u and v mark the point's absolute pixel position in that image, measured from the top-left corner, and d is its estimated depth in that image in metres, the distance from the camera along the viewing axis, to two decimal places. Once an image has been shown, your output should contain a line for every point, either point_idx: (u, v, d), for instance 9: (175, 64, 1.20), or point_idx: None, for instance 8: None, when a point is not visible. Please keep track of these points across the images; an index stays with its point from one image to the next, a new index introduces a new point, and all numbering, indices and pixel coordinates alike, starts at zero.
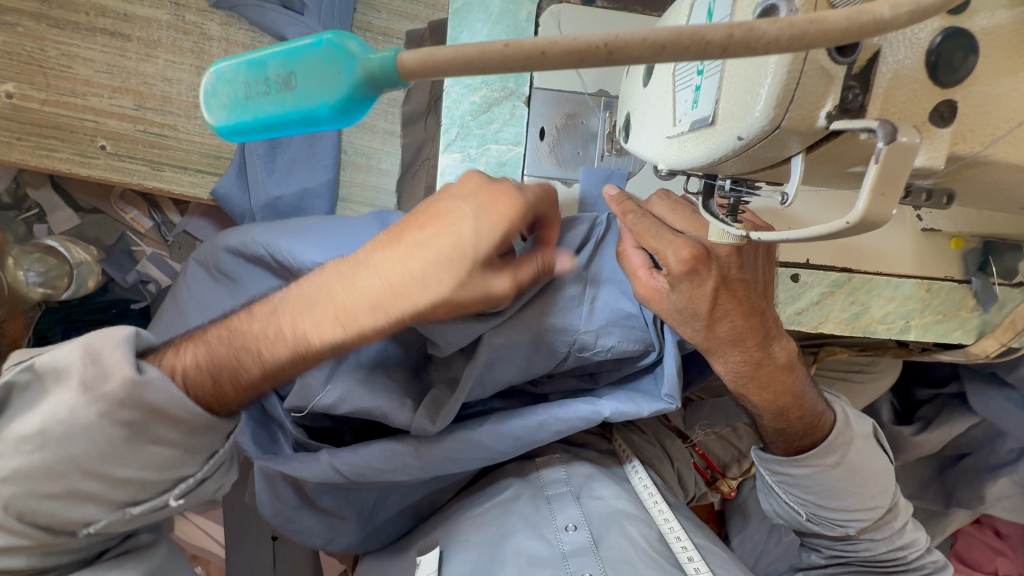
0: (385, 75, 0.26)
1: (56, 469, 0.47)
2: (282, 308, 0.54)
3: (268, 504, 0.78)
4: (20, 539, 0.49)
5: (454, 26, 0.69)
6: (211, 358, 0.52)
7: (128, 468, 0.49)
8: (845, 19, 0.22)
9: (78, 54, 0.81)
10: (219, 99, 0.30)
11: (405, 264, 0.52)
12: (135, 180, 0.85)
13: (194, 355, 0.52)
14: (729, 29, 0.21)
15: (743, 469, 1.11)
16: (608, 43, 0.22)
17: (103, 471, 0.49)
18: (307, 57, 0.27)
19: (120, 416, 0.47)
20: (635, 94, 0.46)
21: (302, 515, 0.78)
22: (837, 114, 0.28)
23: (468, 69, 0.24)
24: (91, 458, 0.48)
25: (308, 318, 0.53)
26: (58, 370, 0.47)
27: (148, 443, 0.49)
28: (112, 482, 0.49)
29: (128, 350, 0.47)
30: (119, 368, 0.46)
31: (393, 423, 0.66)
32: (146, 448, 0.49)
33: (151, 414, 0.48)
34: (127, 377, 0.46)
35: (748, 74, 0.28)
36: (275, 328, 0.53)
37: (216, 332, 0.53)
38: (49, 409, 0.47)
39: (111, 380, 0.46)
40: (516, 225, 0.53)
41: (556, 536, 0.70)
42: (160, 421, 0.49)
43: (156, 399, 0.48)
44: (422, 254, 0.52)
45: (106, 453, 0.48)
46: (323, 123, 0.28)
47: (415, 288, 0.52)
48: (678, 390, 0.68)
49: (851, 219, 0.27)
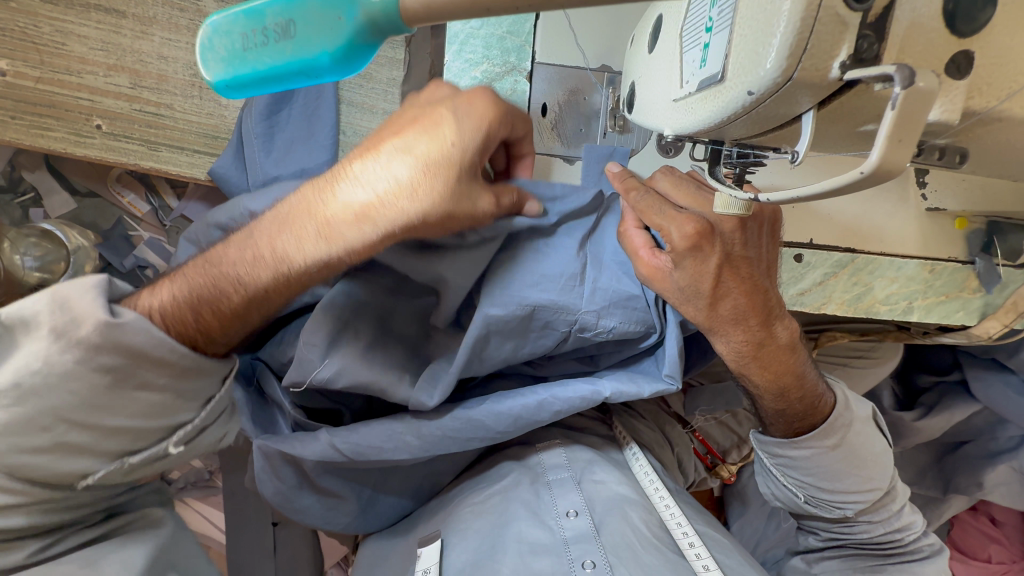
0: (388, 19, 0.26)
1: (40, 422, 0.46)
2: (255, 231, 0.53)
3: (267, 483, 0.77)
4: (13, 497, 0.48)
5: None
6: (191, 288, 0.52)
7: (118, 416, 0.49)
8: None
9: (72, 30, 0.79)
10: (216, 53, 0.29)
11: (375, 170, 0.51)
12: (132, 160, 0.84)
13: (174, 289, 0.52)
14: None
15: (742, 455, 1.11)
16: None
17: (88, 421, 0.48)
18: (306, 4, 0.26)
19: (100, 362, 0.47)
20: (640, 61, 0.45)
21: (303, 497, 0.78)
22: (851, 64, 0.27)
23: (476, 12, 0.23)
24: (74, 408, 0.47)
25: (286, 236, 0.52)
26: (25, 320, 0.45)
27: (134, 389, 0.49)
28: (103, 433, 0.49)
29: (100, 295, 0.46)
30: (92, 313, 0.45)
31: (391, 398, 0.66)
32: (133, 394, 0.50)
33: (134, 359, 0.48)
34: (101, 320, 0.46)
35: (760, 24, 0.28)
36: (252, 247, 0.53)
37: (194, 264, 0.54)
38: (21, 359, 0.45)
39: (84, 325, 0.45)
40: (494, 128, 0.53)
41: (556, 522, 0.70)
42: (145, 366, 0.49)
43: (134, 340, 0.47)
44: (391, 160, 0.51)
45: (86, 403, 0.48)
46: (324, 73, 0.28)
47: (391, 193, 0.51)
48: (679, 371, 0.67)
49: (866, 168, 0.27)
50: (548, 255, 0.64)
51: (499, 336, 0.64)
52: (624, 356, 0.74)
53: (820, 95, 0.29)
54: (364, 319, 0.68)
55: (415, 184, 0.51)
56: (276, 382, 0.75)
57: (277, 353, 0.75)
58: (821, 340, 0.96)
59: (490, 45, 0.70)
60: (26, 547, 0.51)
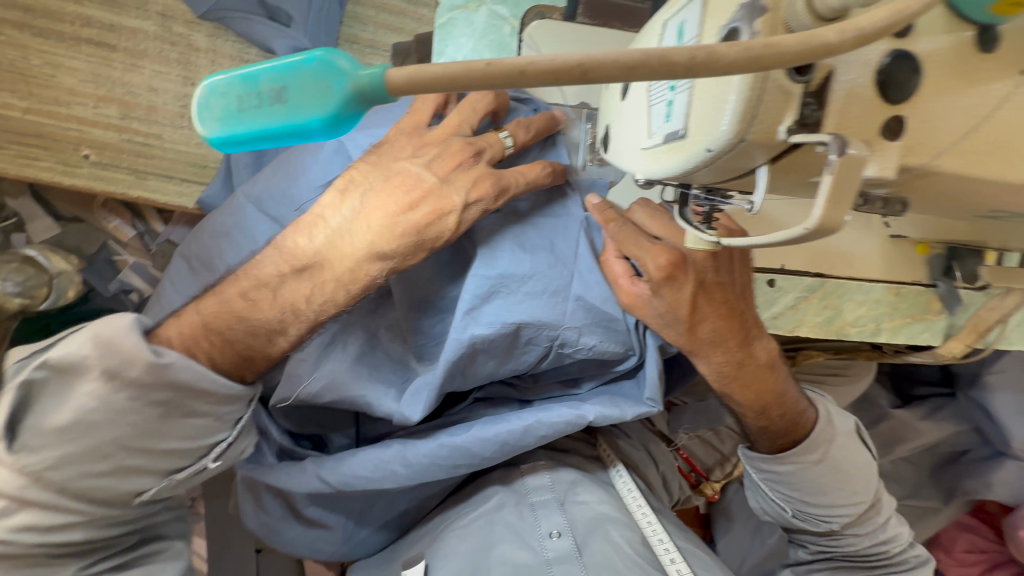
0: (373, 89, 0.27)
1: (101, 451, 0.52)
2: (263, 263, 0.61)
3: (252, 515, 0.81)
4: (75, 514, 0.53)
5: (440, 40, 0.71)
6: (231, 340, 0.59)
7: (170, 440, 0.55)
8: (798, 43, 0.23)
9: (62, 63, 0.80)
10: (212, 112, 0.31)
11: (371, 215, 0.60)
12: (120, 188, 0.85)
13: (195, 346, 0.59)
14: (691, 53, 0.23)
15: (726, 472, 1.12)
16: (582, 64, 0.23)
17: (142, 447, 0.54)
18: (299, 74, 0.28)
19: (153, 397, 0.53)
20: (613, 108, 0.48)
21: (289, 526, 0.80)
22: (797, 129, 0.30)
23: (453, 86, 0.25)
24: (132, 437, 0.53)
25: (307, 290, 0.60)
26: (74, 366, 0.49)
27: (185, 417, 0.55)
28: (156, 455, 0.55)
29: (139, 334, 0.51)
30: (140, 355, 0.50)
31: (376, 412, 0.70)
32: (181, 423, 0.55)
33: (182, 392, 0.54)
34: (148, 362, 0.51)
35: (715, 91, 0.30)
36: (270, 295, 0.60)
37: (191, 323, 0.60)
38: (76, 401, 0.50)
39: (133, 366, 0.50)
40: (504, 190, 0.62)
41: (539, 543, 0.71)
42: (191, 398, 0.55)
43: (182, 376, 0.53)
44: (399, 200, 0.60)
45: (143, 432, 0.53)
46: (315, 136, 0.29)
47: (415, 229, 0.60)
48: (660, 394, 0.70)
49: (809, 226, 0.29)
50: (528, 268, 0.67)
51: (485, 355, 0.68)
52: (605, 379, 0.76)
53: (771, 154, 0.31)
54: (353, 332, 0.72)
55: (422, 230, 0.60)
56: (262, 409, 0.79)
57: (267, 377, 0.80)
58: (799, 358, 1.01)
59: (483, 35, 0.70)
60: (70, 566, 0.55)
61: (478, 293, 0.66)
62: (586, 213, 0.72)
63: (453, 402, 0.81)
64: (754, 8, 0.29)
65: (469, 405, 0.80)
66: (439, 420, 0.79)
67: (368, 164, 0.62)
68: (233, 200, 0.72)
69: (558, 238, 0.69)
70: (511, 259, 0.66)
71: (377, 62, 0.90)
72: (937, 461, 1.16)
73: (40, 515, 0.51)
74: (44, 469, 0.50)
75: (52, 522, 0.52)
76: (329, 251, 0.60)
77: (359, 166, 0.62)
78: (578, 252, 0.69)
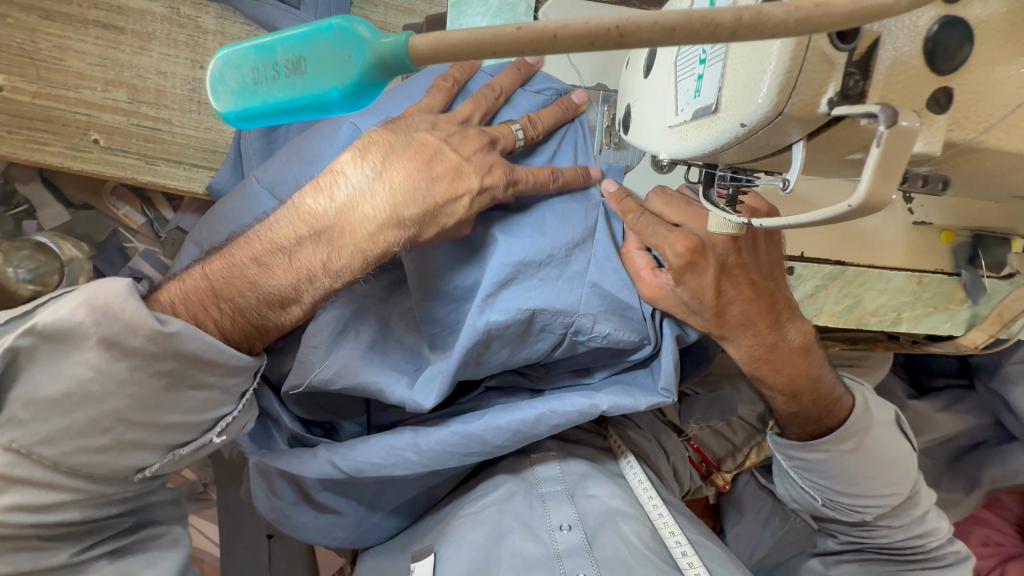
0: (396, 58, 0.26)
1: (99, 425, 0.51)
2: (279, 226, 0.60)
3: (264, 500, 0.81)
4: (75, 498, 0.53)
5: (454, 19, 0.69)
6: (240, 309, 0.58)
7: (173, 413, 0.54)
8: (851, 3, 0.22)
9: (70, 46, 0.80)
10: (227, 85, 0.30)
11: (390, 181, 0.60)
12: (129, 174, 0.84)
13: (199, 314, 0.56)
14: (738, 13, 0.21)
15: (738, 463, 1.10)
16: (619, 27, 0.22)
17: (144, 420, 0.52)
18: (317, 41, 0.27)
19: (156, 368, 0.51)
20: (634, 87, 0.47)
21: (300, 511, 0.80)
22: (838, 102, 0.28)
23: (479, 52, 0.24)
24: (134, 410, 0.51)
25: (324, 255, 0.60)
26: (70, 332, 0.48)
27: (190, 389, 0.54)
28: (159, 429, 0.54)
29: (140, 300, 0.49)
30: (142, 322, 0.49)
31: (389, 399, 0.70)
32: (186, 395, 0.54)
33: (186, 363, 0.53)
34: (153, 330, 0.49)
35: (751, 60, 0.29)
36: (286, 260, 0.59)
37: (195, 288, 0.57)
38: (71, 371, 0.48)
39: (135, 333, 0.49)
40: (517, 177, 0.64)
41: (549, 536, 0.70)
42: (197, 367, 0.53)
43: (187, 346, 0.52)
44: (418, 169, 0.61)
45: (145, 405, 0.52)
46: (334, 108, 0.28)
47: (433, 198, 0.61)
48: (675, 384, 0.69)
49: (853, 203, 0.28)
50: (547, 253, 0.67)
51: (499, 341, 0.68)
52: (618, 368, 0.75)
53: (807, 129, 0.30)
54: (365, 321, 0.73)
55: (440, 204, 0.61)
56: (274, 395, 0.80)
57: (276, 365, 0.81)
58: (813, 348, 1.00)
59: (498, 13, 0.67)
60: (66, 548, 0.54)
61: (496, 280, 0.66)
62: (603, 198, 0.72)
63: (464, 390, 0.81)
64: None
65: (480, 394, 0.79)
66: (450, 409, 0.78)
67: (387, 133, 0.62)
68: (243, 184, 0.72)
69: (575, 220, 0.69)
70: (530, 243, 0.67)
71: None
72: (954, 452, 1.14)
73: (30, 494, 0.50)
74: (35, 444, 0.49)
75: (43, 502, 0.51)
76: (348, 220, 0.60)
77: (378, 133, 0.62)
78: (597, 237, 0.70)
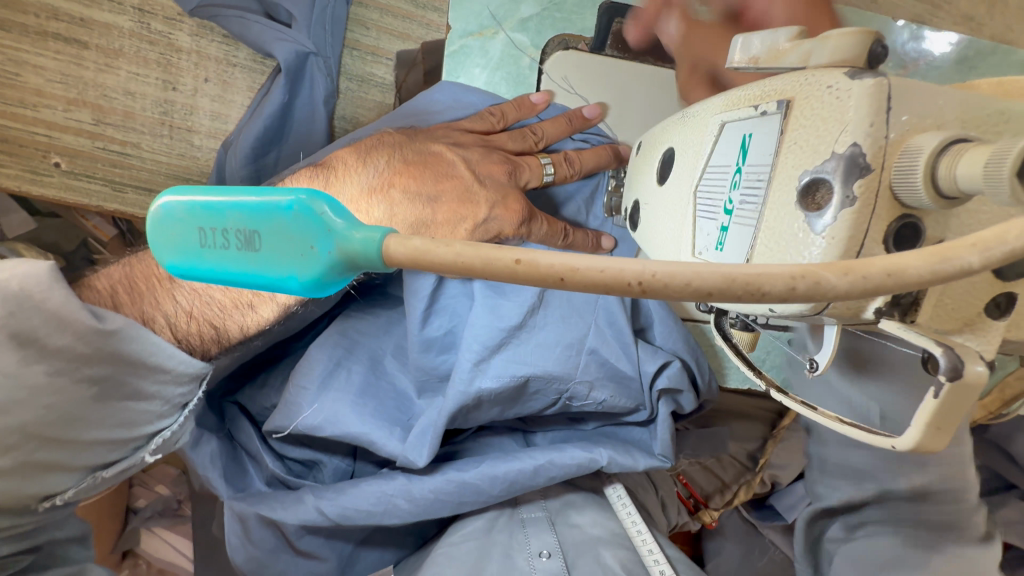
0: (366, 258, 0.22)
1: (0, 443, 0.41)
2: None
3: (237, 548, 0.67)
4: None
5: (449, 71, 0.62)
6: (198, 307, 0.49)
7: (99, 430, 0.46)
8: (931, 267, 0.17)
9: (28, 60, 0.72)
10: (169, 238, 0.25)
11: (388, 193, 0.50)
12: (95, 202, 0.78)
13: (146, 308, 0.48)
14: (792, 280, 0.17)
15: (726, 500, 1.07)
16: (641, 282, 0.18)
17: (62, 437, 0.44)
18: (275, 221, 0.23)
19: (86, 373, 0.43)
20: (646, 185, 0.43)
21: (278, 559, 0.67)
22: (885, 310, 0.25)
23: (468, 277, 0.20)
24: (49, 424, 0.42)
25: None
26: None
27: (125, 400, 0.46)
28: (78, 448, 0.45)
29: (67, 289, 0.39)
30: (74, 316, 0.40)
31: (381, 451, 0.64)
32: (118, 406, 0.46)
33: (121, 367, 0.45)
34: (88, 327, 0.41)
35: (782, 243, 0.25)
36: None
37: (147, 273, 0.49)
38: None
39: (62, 333, 0.40)
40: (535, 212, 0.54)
41: (527, 564, 0.61)
42: (136, 373, 0.46)
43: (127, 346, 0.44)
44: (421, 182, 0.51)
45: (63, 418, 0.43)
46: (292, 293, 0.23)
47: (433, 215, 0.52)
48: (672, 450, 0.68)
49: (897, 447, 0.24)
50: (542, 319, 0.65)
51: (490, 402, 0.65)
52: (612, 421, 0.73)
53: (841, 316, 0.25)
54: (357, 358, 0.70)
55: (451, 229, 0.51)
56: (255, 431, 0.72)
57: (259, 398, 0.75)
58: None
59: (499, 64, 0.63)
60: None
61: (487, 344, 0.63)
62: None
63: (453, 433, 0.74)
64: (854, 167, 0.23)
65: (469, 437, 0.74)
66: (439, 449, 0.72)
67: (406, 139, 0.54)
68: None
69: None
70: (518, 303, 0.64)
71: (380, 72, 0.80)
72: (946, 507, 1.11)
73: None
74: None
75: None
76: None
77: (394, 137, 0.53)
78: (598, 302, 0.67)
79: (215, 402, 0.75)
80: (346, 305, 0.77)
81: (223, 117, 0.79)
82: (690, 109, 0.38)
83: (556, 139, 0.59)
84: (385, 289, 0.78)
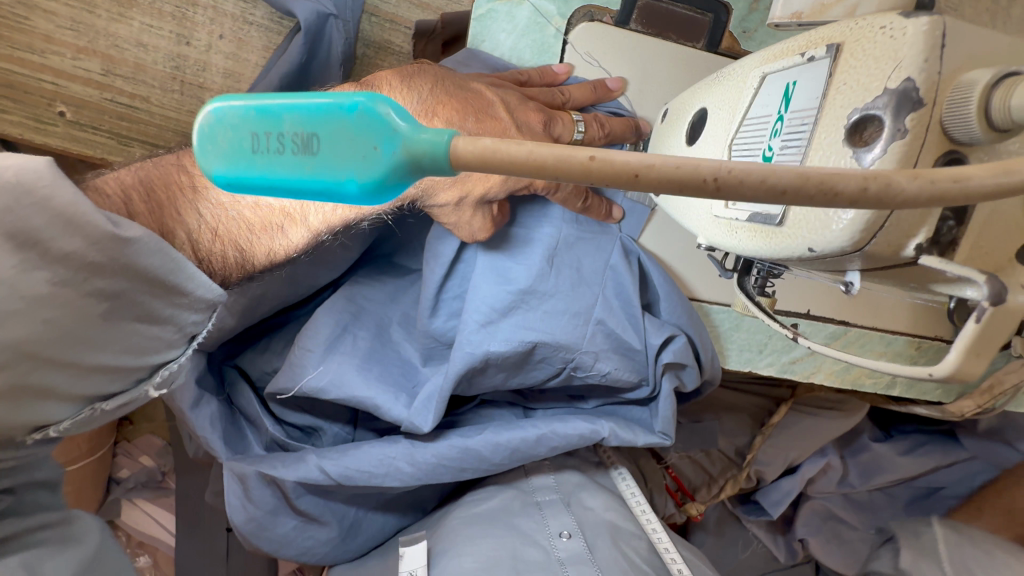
0: (432, 160, 0.22)
1: None
2: None
3: (237, 509, 0.65)
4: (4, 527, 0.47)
5: (475, 35, 0.63)
6: (223, 228, 0.47)
7: (104, 353, 0.40)
8: (992, 175, 0.19)
9: (38, 4, 0.70)
10: (217, 145, 0.25)
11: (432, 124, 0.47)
12: (99, 153, 0.78)
13: (167, 220, 0.44)
14: (864, 181, 0.18)
15: (713, 495, 1.00)
16: (717, 178, 0.18)
17: (65, 360, 0.38)
18: (337, 122, 0.23)
19: (95, 288, 0.36)
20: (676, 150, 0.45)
21: (278, 521, 0.66)
22: (926, 248, 0.30)
23: (537, 177, 0.20)
24: (51, 344, 0.37)
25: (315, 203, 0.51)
26: None
27: (134, 324, 0.40)
28: (79, 374, 0.40)
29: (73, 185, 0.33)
30: (85, 218, 0.33)
31: (384, 415, 0.64)
32: (128, 328, 0.40)
33: (137, 284, 0.38)
34: (103, 234, 0.34)
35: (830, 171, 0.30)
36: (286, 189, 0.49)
37: (167, 181, 0.45)
38: None
39: (68, 238, 0.33)
40: None
41: (548, 543, 0.61)
42: (151, 294, 0.40)
43: (145, 260, 0.37)
44: (464, 118, 0.49)
45: (65, 338, 0.37)
46: (349, 200, 0.24)
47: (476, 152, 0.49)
48: (672, 428, 0.68)
49: (939, 373, 0.33)
50: (554, 288, 0.65)
51: (496, 367, 0.65)
52: (612, 401, 0.73)
53: (878, 250, 0.30)
54: (363, 324, 0.69)
55: None
56: (255, 396, 0.71)
57: (260, 361, 0.74)
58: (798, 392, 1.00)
59: (524, 32, 0.63)
60: None
61: (498, 307, 0.63)
62: (620, 227, 0.72)
63: (456, 404, 0.74)
64: (906, 100, 0.28)
65: (472, 409, 0.74)
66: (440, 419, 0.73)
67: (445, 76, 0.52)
68: None
69: (598, 232, 0.69)
70: (530, 270, 0.65)
71: (398, 41, 0.81)
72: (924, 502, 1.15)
73: None
74: None
75: None
76: None
77: (437, 73, 0.51)
78: (607, 276, 0.68)
79: (214, 365, 0.74)
80: (353, 273, 0.76)
81: (236, 76, 0.77)
82: (726, 67, 0.41)
83: (582, 104, 0.59)
84: (392, 259, 0.77)
